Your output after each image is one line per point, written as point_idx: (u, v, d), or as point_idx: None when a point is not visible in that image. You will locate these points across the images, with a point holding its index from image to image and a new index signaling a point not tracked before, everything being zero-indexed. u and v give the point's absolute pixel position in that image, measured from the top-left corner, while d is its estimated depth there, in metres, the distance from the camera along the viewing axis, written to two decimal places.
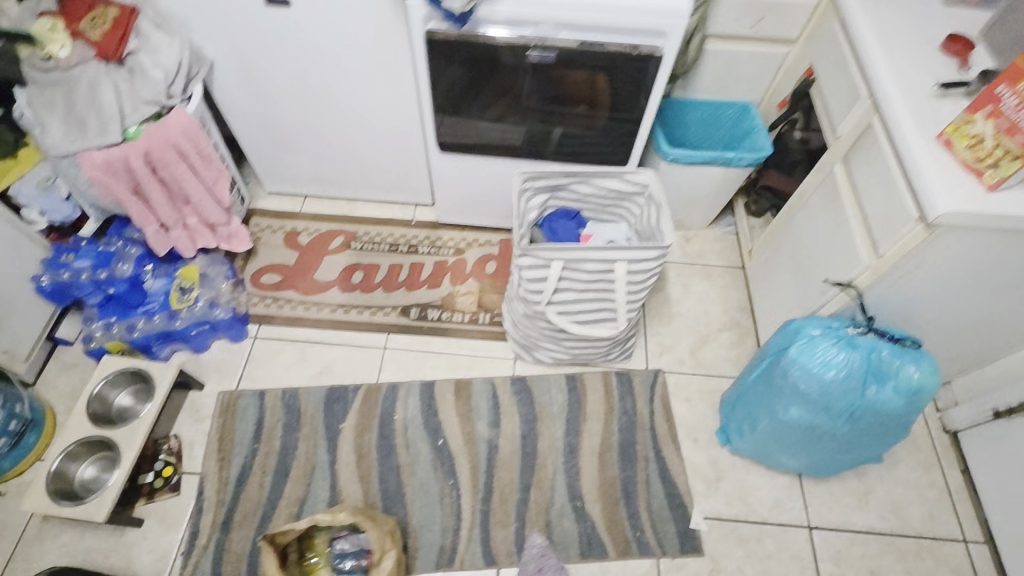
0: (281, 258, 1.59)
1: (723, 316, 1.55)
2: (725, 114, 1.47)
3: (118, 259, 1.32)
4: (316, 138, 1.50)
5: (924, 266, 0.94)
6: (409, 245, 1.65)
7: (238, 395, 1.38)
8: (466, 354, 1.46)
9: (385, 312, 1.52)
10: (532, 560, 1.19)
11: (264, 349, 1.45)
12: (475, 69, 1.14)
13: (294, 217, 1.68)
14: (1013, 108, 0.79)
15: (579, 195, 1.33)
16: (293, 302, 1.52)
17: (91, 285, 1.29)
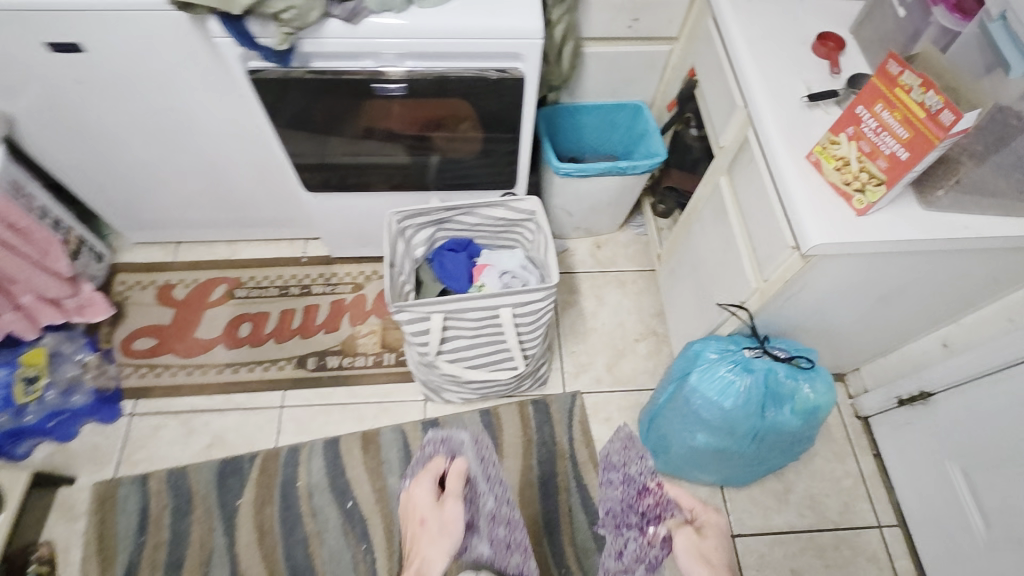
0: (158, 319, 1.45)
1: (638, 327, 1.52)
2: (617, 118, 1.41)
3: None
4: (172, 182, 1.34)
5: (807, 289, 0.91)
6: (301, 285, 1.53)
7: (118, 481, 1.25)
8: (372, 402, 1.37)
9: (280, 365, 1.41)
10: (617, 447, 1.22)
11: (144, 426, 1.31)
12: (324, 105, 1.02)
13: (167, 269, 1.53)
14: (873, 130, 0.73)
15: (465, 225, 1.24)
16: (177, 368, 1.39)
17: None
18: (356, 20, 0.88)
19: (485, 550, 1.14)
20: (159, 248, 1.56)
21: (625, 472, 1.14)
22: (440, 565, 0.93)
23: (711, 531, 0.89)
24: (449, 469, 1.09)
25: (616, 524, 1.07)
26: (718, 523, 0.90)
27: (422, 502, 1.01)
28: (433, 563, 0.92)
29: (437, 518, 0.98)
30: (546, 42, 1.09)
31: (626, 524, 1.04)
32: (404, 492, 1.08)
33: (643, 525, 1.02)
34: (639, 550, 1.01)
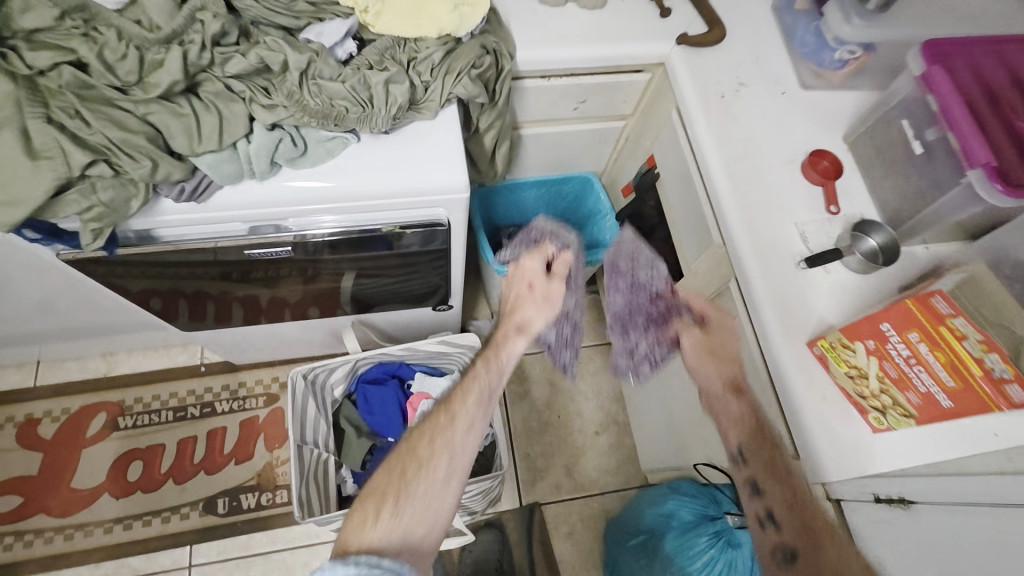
0: (18, 466, 1.18)
1: (598, 416, 1.37)
2: (561, 194, 1.20)
3: None
4: (9, 309, 1.04)
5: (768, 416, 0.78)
6: (202, 402, 1.27)
7: None
8: (301, 547, 1.18)
9: (184, 513, 1.18)
10: (620, 258, 0.88)
11: None
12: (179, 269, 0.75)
13: (28, 396, 1.24)
14: (904, 359, 0.58)
15: (392, 356, 1.03)
16: (52, 530, 1.14)
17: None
18: (201, 198, 0.61)
19: (547, 337, 1.01)
20: (15, 369, 1.26)
21: (637, 265, 0.86)
22: (538, 329, 0.78)
23: (723, 332, 0.74)
24: (556, 249, 0.86)
25: (623, 326, 0.84)
26: (730, 324, 0.74)
27: (533, 267, 0.81)
28: (534, 324, 0.78)
29: (547, 287, 0.81)
30: (475, 150, 0.85)
31: (633, 318, 0.83)
32: (510, 263, 0.87)
33: (651, 326, 0.81)
34: (649, 347, 0.81)
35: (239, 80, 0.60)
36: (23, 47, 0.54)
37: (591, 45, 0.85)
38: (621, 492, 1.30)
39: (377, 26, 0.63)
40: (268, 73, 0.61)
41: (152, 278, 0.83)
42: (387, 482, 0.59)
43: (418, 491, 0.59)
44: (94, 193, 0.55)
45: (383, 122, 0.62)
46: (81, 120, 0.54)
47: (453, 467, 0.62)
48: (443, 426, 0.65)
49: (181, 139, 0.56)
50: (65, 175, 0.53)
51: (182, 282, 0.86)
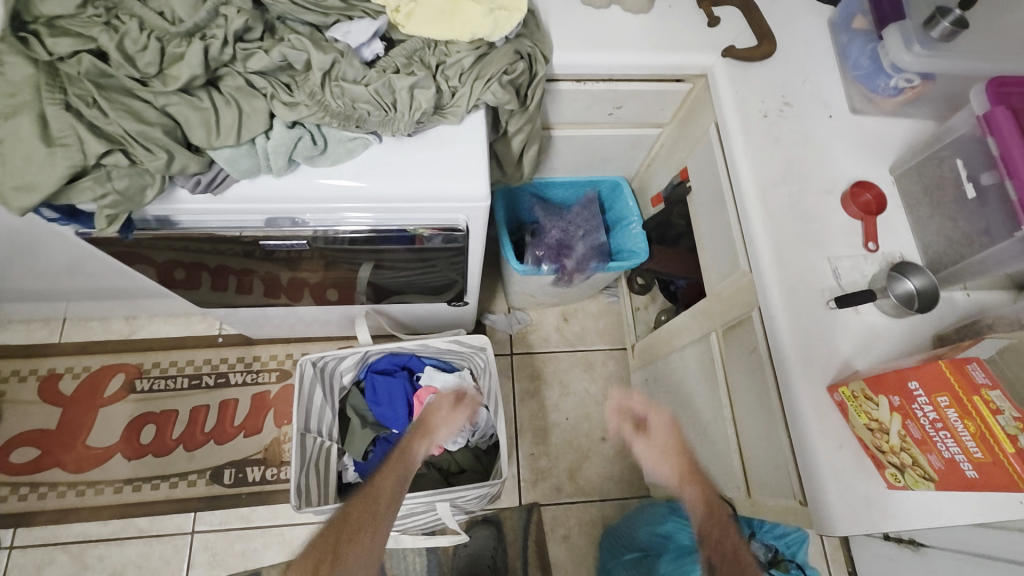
0: (38, 419, 1.22)
1: (605, 422, 1.35)
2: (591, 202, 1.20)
3: None
4: (37, 268, 1.07)
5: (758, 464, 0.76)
6: (216, 373, 1.29)
7: None
8: (300, 524, 1.20)
9: (191, 479, 1.21)
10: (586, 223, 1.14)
11: (27, 561, 1.13)
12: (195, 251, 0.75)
13: (51, 351, 1.28)
14: (929, 421, 0.54)
15: (403, 349, 1.03)
16: (66, 484, 1.18)
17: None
18: (218, 191, 0.61)
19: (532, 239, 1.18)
20: (41, 324, 1.30)
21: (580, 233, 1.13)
22: (440, 437, 0.91)
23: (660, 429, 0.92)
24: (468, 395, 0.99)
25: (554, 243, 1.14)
26: (663, 420, 0.93)
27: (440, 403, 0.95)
28: (441, 430, 0.91)
29: (448, 416, 0.93)
30: (502, 152, 0.83)
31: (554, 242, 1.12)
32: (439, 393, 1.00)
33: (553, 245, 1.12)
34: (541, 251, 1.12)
35: (261, 75, 0.59)
36: (45, 32, 0.54)
37: (631, 50, 0.82)
38: (622, 501, 1.28)
39: (407, 27, 0.61)
40: (291, 68, 0.60)
41: (171, 256, 0.83)
42: (318, 553, 0.68)
43: (349, 557, 0.68)
44: (109, 179, 0.55)
45: (406, 127, 0.61)
46: (98, 109, 0.53)
47: (378, 539, 0.72)
48: (371, 504, 0.75)
49: (198, 131, 0.56)
50: (81, 162, 0.53)
51: (201, 262, 0.87)
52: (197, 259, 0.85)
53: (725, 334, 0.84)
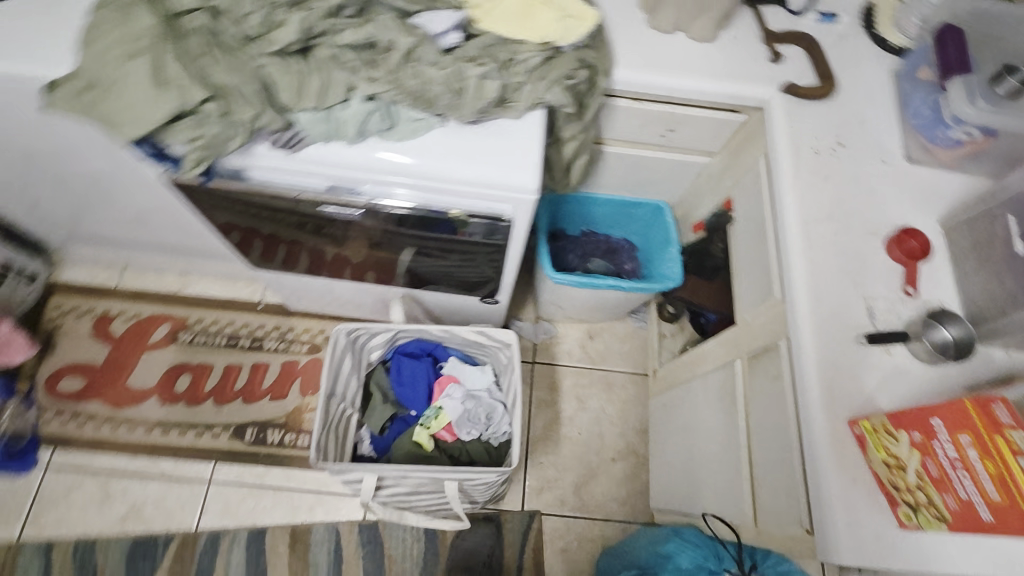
0: (88, 355, 1.31)
1: (618, 442, 1.35)
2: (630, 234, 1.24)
3: None
4: (111, 216, 1.16)
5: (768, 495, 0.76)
6: (253, 337, 1.36)
7: (20, 543, 1.16)
8: (310, 491, 1.24)
9: (215, 432, 1.27)
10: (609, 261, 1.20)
11: (57, 484, 1.20)
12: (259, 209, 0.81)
13: (109, 294, 1.37)
14: (948, 459, 0.53)
15: (433, 335, 1.07)
16: (102, 419, 1.26)
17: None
18: (295, 150, 0.67)
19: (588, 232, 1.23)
20: (104, 269, 1.40)
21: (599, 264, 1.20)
22: None
23: None
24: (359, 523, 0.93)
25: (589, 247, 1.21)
26: None
27: None
28: None
29: None
30: (553, 156, 0.86)
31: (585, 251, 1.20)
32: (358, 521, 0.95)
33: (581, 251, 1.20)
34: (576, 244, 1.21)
35: (348, 50, 0.64)
36: None
37: (691, 76, 0.85)
38: (625, 523, 1.27)
39: (483, 22, 0.68)
40: (374, 48, 0.65)
41: (235, 214, 0.90)
42: None
43: None
44: (202, 125, 0.60)
45: (470, 113, 0.66)
46: (205, 61, 0.60)
47: None
48: None
49: (286, 92, 0.62)
50: (182, 106, 0.58)
51: (259, 225, 0.92)
52: (256, 221, 0.91)
53: (749, 363, 0.85)
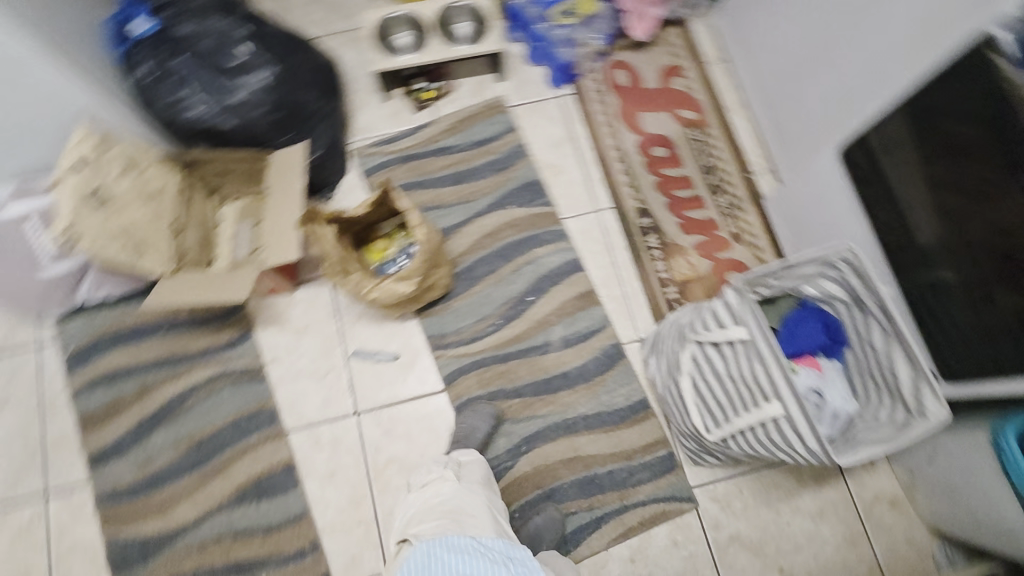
0: (646, 74, 1.54)
1: (799, 570, 1.21)
2: None
3: None
4: (789, 32, 1.32)
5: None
6: (720, 182, 1.45)
7: (506, 109, 1.52)
8: (624, 289, 1.38)
9: (634, 194, 1.44)
10: None
11: (551, 109, 1.52)
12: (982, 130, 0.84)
13: (698, 60, 1.56)
14: None
15: (868, 337, 1.00)
16: (606, 110, 1.51)
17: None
18: None
19: None
20: (716, 46, 1.57)
21: None
22: None
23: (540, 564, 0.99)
24: None
25: None
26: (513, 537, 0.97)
27: None
28: None
29: None
30: None
31: None
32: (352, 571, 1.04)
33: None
34: None
35: None
36: None
37: None
38: None
39: None
40: None
41: (911, 115, 0.96)
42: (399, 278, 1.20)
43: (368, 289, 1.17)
44: None
45: None
46: None
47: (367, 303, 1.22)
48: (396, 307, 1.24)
49: None
50: None
51: (898, 146, 1.00)
52: (909, 139, 0.98)
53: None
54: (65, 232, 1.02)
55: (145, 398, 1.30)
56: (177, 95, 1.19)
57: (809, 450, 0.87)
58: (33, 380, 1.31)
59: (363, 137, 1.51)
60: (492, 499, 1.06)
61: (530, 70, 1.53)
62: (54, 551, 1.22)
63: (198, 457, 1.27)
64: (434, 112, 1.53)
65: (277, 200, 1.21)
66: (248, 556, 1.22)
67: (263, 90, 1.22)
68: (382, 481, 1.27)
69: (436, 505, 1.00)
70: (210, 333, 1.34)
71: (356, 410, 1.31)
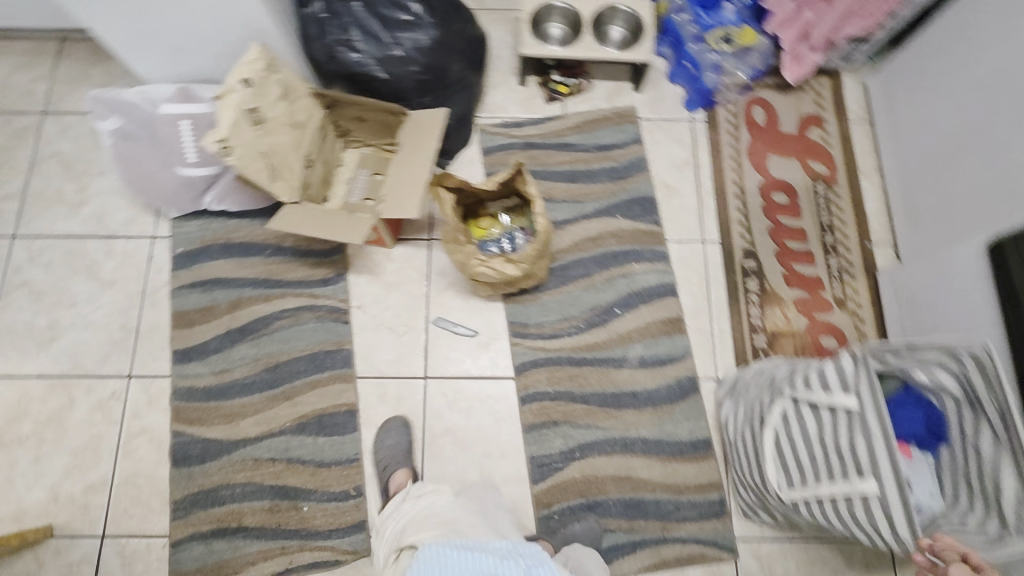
0: (784, 117, 1.51)
1: None
2: None
3: None
4: (953, 112, 1.25)
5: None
6: (836, 244, 1.41)
7: (635, 120, 1.52)
8: (712, 325, 1.36)
9: (744, 234, 1.42)
10: None
11: (680, 131, 1.50)
12: None
13: (841, 116, 1.51)
14: None
15: (975, 440, 0.96)
16: (735, 144, 1.49)
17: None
18: None
19: None
20: (863, 106, 1.52)
21: None
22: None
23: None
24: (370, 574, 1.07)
25: None
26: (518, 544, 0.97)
27: None
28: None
29: None
30: None
31: None
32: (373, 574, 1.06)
33: None
34: None
35: None
36: None
37: None
38: None
39: None
40: None
41: None
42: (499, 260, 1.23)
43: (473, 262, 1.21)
44: None
45: None
46: None
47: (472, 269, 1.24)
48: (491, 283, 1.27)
49: None
50: None
51: None
52: None
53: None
54: (219, 142, 1.04)
55: (236, 311, 1.36)
56: (335, 34, 1.20)
57: (896, 534, 0.86)
58: (141, 268, 1.38)
59: (490, 116, 1.53)
60: (488, 513, 1.05)
61: (669, 87, 1.52)
62: (125, 430, 1.29)
63: (271, 379, 1.32)
64: (564, 108, 1.53)
65: (406, 156, 1.22)
66: (295, 484, 1.26)
67: (417, 50, 1.22)
68: (433, 449, 1.29)
69: (430, 517, 0.99)
70: (308, 266, 1.39)
71: (425, 374, 1.33)
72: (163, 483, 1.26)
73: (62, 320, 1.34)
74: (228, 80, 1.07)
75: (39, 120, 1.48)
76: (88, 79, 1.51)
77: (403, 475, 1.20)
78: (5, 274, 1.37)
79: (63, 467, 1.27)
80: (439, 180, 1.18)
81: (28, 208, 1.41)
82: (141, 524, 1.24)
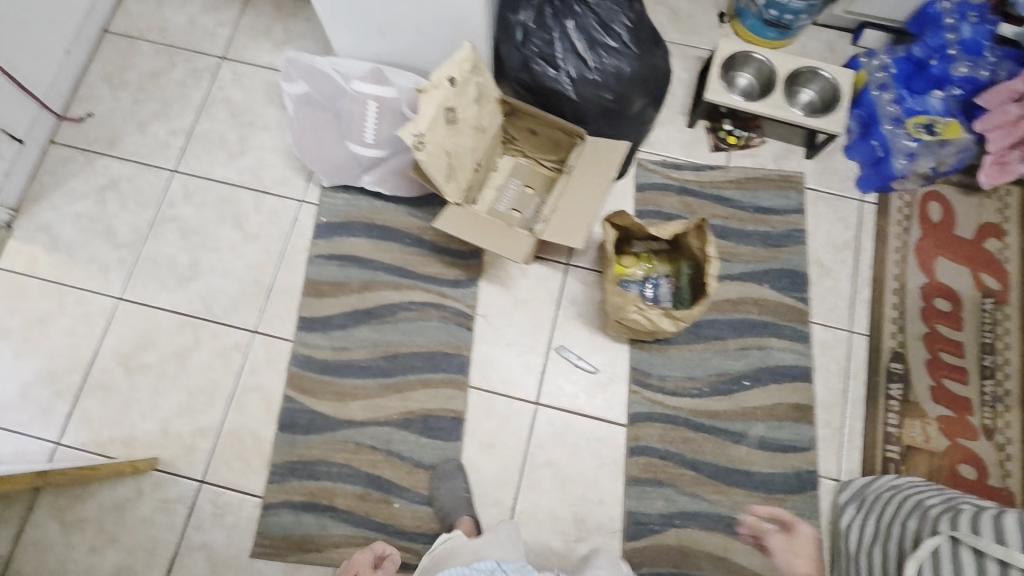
0: (963, 219, 1.41)
1: None
2: None
3: (968, 55, 1.27)
4: None
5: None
6: (996, 367, 1.31)
7: (802, 188, 1.44)
8: (842, 421, 1.31)
9: (896, 335, 1.34)
10: None
11: (847, 209, 1.42)
12: None
13: None
14: None
15: None
16: (903, 237, 1.40)
17: (940, 31, 1.28)
18: None
19: None
20: None
21: None
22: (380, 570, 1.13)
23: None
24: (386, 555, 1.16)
25: None
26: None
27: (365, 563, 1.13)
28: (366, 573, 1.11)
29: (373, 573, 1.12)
30: None
31: None
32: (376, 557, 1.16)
33: None
34: None
35: None
36: None
37: None
38: None
39: None
40: None
41: None
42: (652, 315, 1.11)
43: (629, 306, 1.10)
44: None
45: None
46: None
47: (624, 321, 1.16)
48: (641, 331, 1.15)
49: None
50: None
51: None
52: None
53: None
54: (416, 136, 1.03)
55: (366, 292, 1.36)
56: (536, 47, 1.17)
57: None
58: (285, 228, 1.39)
59: (649, 152, 1.48)
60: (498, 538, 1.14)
61: (843, 161, 1.44)
62: (240, 384, 1.30)
63: (386, 368, 1.32)
64: (728, 159, 1.47)
65: (578, 184, 1.20)
66: (390, 477, 1.26)
67: (612, 77, 1.18)
68: (532, 478, 1.26)
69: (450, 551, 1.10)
70: (443, 263, 1.38)
71: (536, 400, 1.30)
72: (266, 445, 1.27)
73: (202, 263, 1.36)
74: (433, 74, 1.05)
75: (216, 63, 1.51)
76: (269, 33, 1.53)
77: (469, 522, 1.19)
78: (159, 206, 1.40)
79: (177, 405, 1.28)
80: (609, 216, 1.16)
81: (191, 147, 1.44)
82: (238, 479, 1.25)
